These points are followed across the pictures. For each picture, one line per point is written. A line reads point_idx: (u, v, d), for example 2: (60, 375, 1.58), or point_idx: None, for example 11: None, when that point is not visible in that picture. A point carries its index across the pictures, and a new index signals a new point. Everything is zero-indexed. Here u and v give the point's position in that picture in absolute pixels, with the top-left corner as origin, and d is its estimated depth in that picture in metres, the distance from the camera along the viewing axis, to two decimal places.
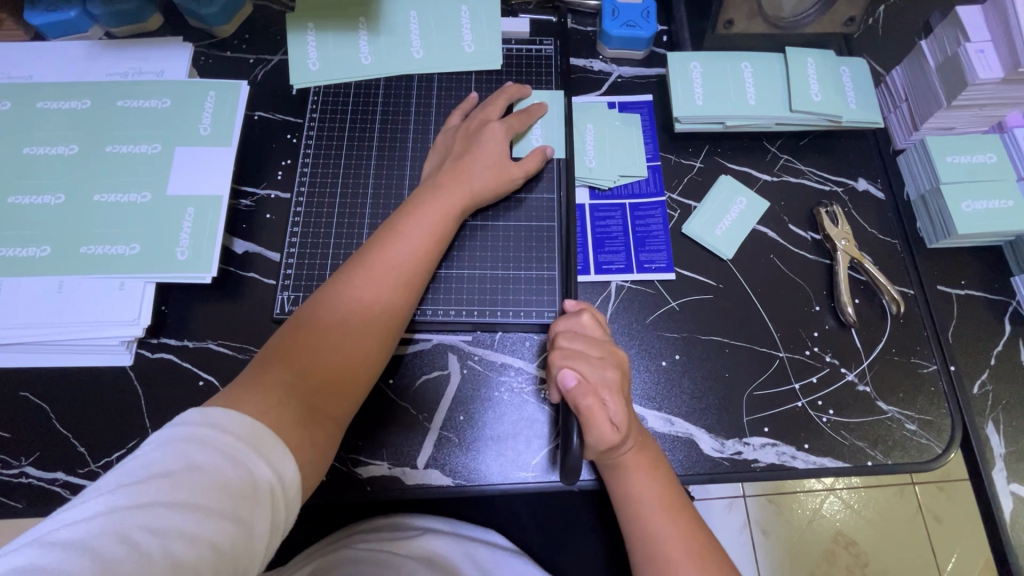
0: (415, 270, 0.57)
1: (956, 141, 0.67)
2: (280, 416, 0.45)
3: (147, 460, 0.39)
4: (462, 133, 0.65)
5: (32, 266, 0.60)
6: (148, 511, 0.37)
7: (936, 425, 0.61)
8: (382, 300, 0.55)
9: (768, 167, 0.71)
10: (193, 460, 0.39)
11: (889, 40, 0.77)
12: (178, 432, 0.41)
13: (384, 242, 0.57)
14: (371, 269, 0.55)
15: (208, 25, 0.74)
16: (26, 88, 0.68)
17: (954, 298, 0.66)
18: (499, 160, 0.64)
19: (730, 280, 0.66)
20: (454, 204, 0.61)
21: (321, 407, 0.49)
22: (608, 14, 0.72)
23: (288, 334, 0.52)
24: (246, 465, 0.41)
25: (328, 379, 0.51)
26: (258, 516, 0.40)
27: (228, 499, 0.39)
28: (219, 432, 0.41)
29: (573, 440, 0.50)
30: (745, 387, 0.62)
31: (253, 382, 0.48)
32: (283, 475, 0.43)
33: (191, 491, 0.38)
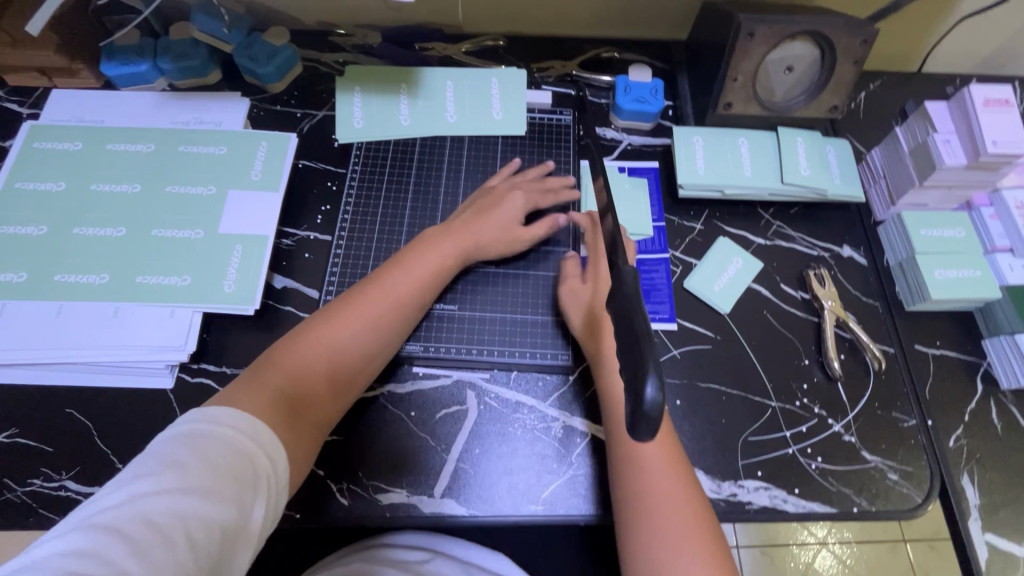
0: (412, 297, 0.63)
1: (929, 216, 0.75)
2: (272, 415, 0.51)
3: (157, 455, 0.44)
4: (496, 188, 0.73)
5: (92, 293, 0.66)
6: (166, 496, 0.42)
7: (916, 476, 0.66)
8: (378, 321, 0.60)
9: (762, 231, 0.78)
10: (199, 453, 0.44)
11: (869, 123, 0.87)
12: (184, 429, 0.46)
13: (388, 271, 0.63)
14: (369, 292, 0.61)
15: (262, 82, 0.83)
16: (97, 131, 0.76)
17: (930, 357, 0.72)
18: (512, 224, 0.70)
19: (727, 333, 0.72)
20: (460, 246, 0.67)
21: (307, 410, 0.55)
22: (621, 90, 0.81)
23: (286, 340, 0.57)
24: (247, 458, 0.47)
25: (319, 386, 0.56)
26: (255, 501, 0.45)
27: (232, 488, 0.44)
28: (223, 426, 0.47)
29: (649, 389, 0.35)
30: (740, 433, 0.67)
31: (246, 381, 0.53)
32: (276, 467, 0.49)
33: (201, 477, 0.43)
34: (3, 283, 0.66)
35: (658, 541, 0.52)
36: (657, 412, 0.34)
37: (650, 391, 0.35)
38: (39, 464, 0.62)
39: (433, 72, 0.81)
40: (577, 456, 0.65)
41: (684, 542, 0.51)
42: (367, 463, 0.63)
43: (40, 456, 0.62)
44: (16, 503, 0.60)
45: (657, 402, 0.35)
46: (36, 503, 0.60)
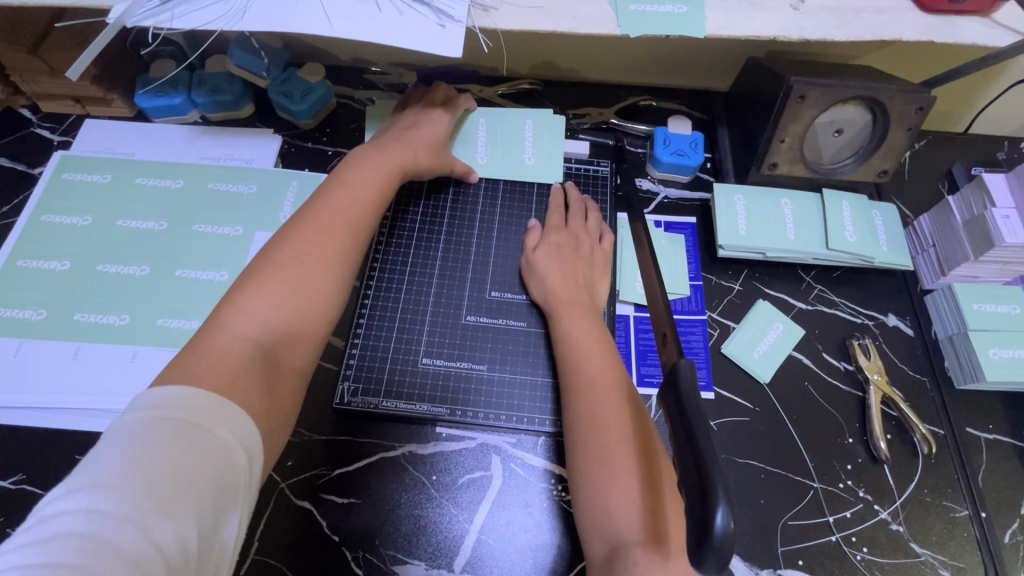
0: (363, 217, 0.61)
1: (981, 289, 0.72)
2: (242, 383, 0.46)
3: (109, 455, 0.39)
4: (406, 117, 0.73)
5: (112, 334, 0.64)
6: (127, 507, 0.36)
7: (968, 573, 0.62)
8: (331, 251, 0.56)
9: (803, 295, 0.75)
10: (155, 446, 0.39)
11: (916, 185, 0.84)
12: (137, 428, 0.40)
13: (329, 199, 0.60)
14: (320, 229, 0.57)
15: (295, 118, 0.81)
16: (127, 164, 0.74)
17: (982, 441, 0.68)
18: (439, 142, 0.72)
19: (766, 403, 0.68)
20: (400, 160, 0.68)
21: (278, 357, 0.51)
22: (660, 142, 0.79)
23: (233, 296, 0.52)
24: (215, 439, 0.41)
25: (287, 326, 0.52)
26: (233, 499, 0.41)
27: (203, 489, 0.39)
28: (180, 413, 0.41)
29: (719, 516, 0.32)
30: (779, 516, 0.63)
31: (187, 365, 0.46)
32: (247, 439, 0.44)
33: (165, 480, 0.38)
34: (22, 319, 0.64)
35: (601, 491, 0.53)
36: (728, 545, 0.31)
37: (719, 517, 0.32)
38: None
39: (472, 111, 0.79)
40: None
41: (625, 482, 0.53)
42: (386, 531, 0.60)
43: None
44: None
45: (727, 534, 0.31)
46: None
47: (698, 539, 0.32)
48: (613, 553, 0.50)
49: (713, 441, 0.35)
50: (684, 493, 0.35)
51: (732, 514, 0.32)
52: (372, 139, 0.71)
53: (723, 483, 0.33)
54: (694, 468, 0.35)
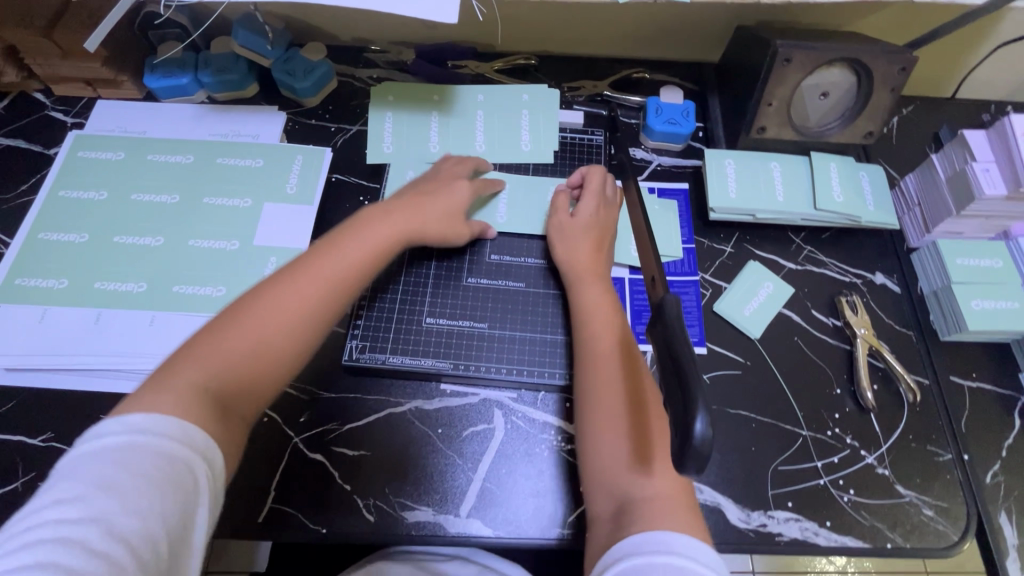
0: (352, 281, 0.59)
1: (965, 244, 0.74)
2: (190, 408, 0.46)
3: (72, 474, 0.41)
4: (432, 177, 0.72)
5: (129, 301, 0.67)
6: (96, 518, 0.39)
7: (951, 512, 0.64)
8: (308, 306, 0.56)
9: (793, 256, 0.78)
10: (113, 464, 0.41)
11: (903, 148, 0.86)
12: (100, 449, 0.42)
13: (322, 253, 0.59)
14: (304, 278, 0.57)
15: (299, 96, 0.84)
16: (139, 141, 0.77)
17: (966, 390, 0.71)
18: (461, 208, 0.70)
19: (757, 358, 0.71)
20: (404, 225, 0.65)
21: (232, 404, 0.50)
22: (652, 111, 0.81)
23: (212, 330, 0.53)
24: (170, 453, 0.43)
25: (247, 377, 0.52)
26: (198, 505, 0.43)
27: (166, 499, 0.41)
28: (142, 435, 0.43)
29: (699, 422, 0.35)
30: (770, 462, 0.66)
31: (164, 382, 0.48)
32: (208, 457, 0.45)
33: (129, 493, 0.40)
34: (45, 289, 0.67)
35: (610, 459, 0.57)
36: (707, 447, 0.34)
37: (698, 424, 0.35)
38: None
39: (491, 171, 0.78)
40: None
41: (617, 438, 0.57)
42: (395, 480, 0.63)
43: None
44: None
45: (707, 437, 0.34)
46: None
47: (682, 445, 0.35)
48: (620, 507, 0.54)
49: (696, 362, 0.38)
50: (670, 410, 0.38)
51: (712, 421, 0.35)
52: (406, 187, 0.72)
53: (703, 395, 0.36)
54: (678, 387, 0.38)
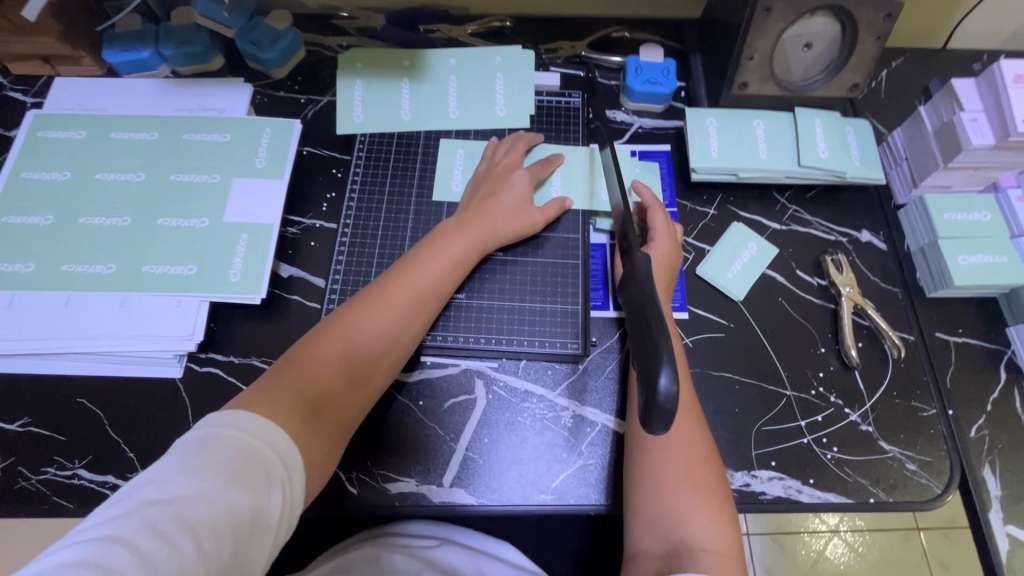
0: (426, 298, 0.62)
1: (952, 198, 0.72)
2: (287, 419, 0.51)
3: (173, 457, 0.45)
4: (491, 176, 0.71)
5: (98, 282, 0.66)
6: (177, 502, 0.42)
7: (935, 466, 0.64)
8: (388, 323, 0.59)
9: (778, 216, 0.76)
10: (212, 453, 0.45)
11: (891, 102, 0.83)
12: (199, 435, 0.46)
13: (403, 270, 0.62)
14: (385, 294, 0.60)
15: (266, 67, 0.81)
16: (101, 119, 0.75)
17: (952, 345, 0.70)
18: (522, 205, 0.69)
19: (741, 320, 0.70)
20: (474, 240, 0.66)
21: (326, 415, 0.54)
22: (632, 71, 0.79)
23: (308, 340, 0.58)
24: (261, 456, 0.47)
25: (338, 390, 0.56)
26: (270, 505, 0.45)
27: (247, 493, 0.44)
28: (236, 431, 0.47)
29: (663, 376, 0.34)
30: (753, 423, 0.66)
31: (267, 387, 0.53)
32: (292, 467, 0.49)
33: (211, 483, 0.43)
34: (11, 273, 0.66)
35: (668, 505, 0.53)
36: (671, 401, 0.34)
37: (664, 378, 0.34)
38: (52, 453, 0.62)
39: (542, 144, 0.76)
40: (588, 445, 0.64)
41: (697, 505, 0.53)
42: (376, 452, 0.63)
43: (52, 444, 0.63)
44: (30, 491, 0.61)
45: (671, 392, 0.34)
46: (49, 490, 0.61)
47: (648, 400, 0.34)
48: (674, 552, 0.51)
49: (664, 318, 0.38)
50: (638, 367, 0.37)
51: (677, 376, 0.35)
52: (468, 190, 0.72)
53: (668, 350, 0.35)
54: (646, 345, 0.37)
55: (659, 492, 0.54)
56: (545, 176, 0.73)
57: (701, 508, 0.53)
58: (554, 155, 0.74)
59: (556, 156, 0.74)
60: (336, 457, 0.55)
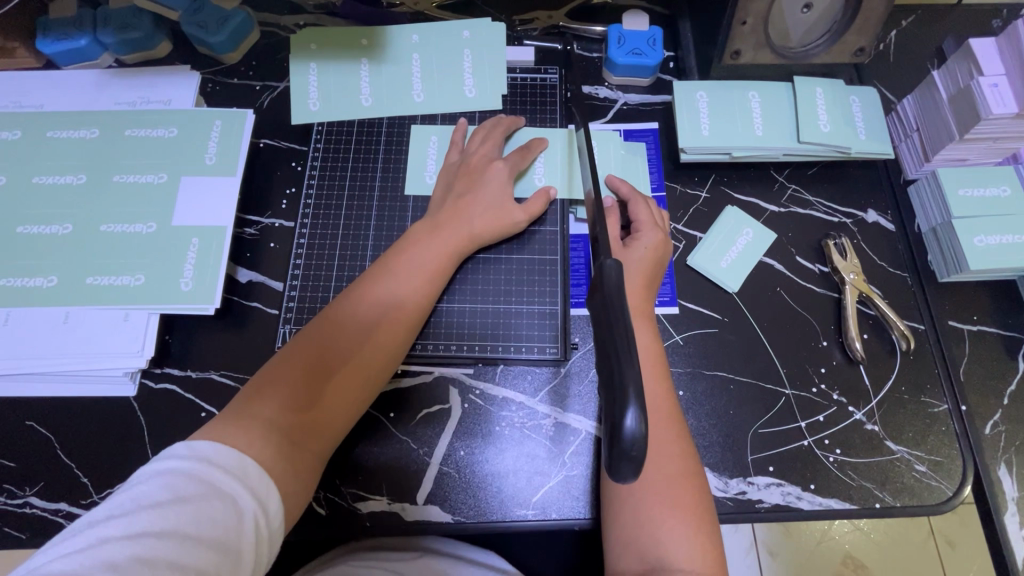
0: (407, 307, 0.57)
1: (968, 172, 0.66)
2: (263, 448, 0.46)
3: (139, 490, 0.40)
4: (465, 169, 0.65)
5: (40, 297, 0.61)
6: (138, 540, 0.37)
7: (946, 467, 0.60)
8: (367, 337, 0.55)
9: (776, 198, 0.70)
10: (180, 490, 0.40)
11: (901, 66, 0.76)
12: (167, 466, 0.41)
13: (379, 279, 0.58)
14: (361, 307, 0.56)
15: (215, 52, 0.74)
16: (37, 117, 0.69)
17: (965, 334, 0.65)
18: (502, 200, 0.63)
19: (735, 314, 0.65)
20: (454, 242, 0.61)
21: (305, 444, 0.49)
22: (614, 41, 0.71)
23: (281, 362, 0.52)
24: (232, 496, 0.41)
25: (317, 414, 0.51)
26: (242, 545, 0.41)
27: (217, 532, 0.39)
28: (207, 465, 0.42)
29: (629, 420, 0.34)
30: (750, 426, 0.61)
31: (237, 417, 0.47)
32: (265, 504, 0.44)
33: (178, 520, 0.39)
34: None
35: (646, 522, 0.49)
36: (638, 449, 0.34)
37: (630, 420, 0.34)
38: (1, 480, 0.59)
39: (523, 129, 0.70)
40: (570, 456, 0.60)
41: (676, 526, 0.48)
42: (344, 469, 0.59)
43: (2, 471, 0.59)
44: None
45: (637, 437, 0.34)
46: (1, 520, 0.57)
47: (613, 443, 0.34)
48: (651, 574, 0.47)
49: (632, 350, 0.36)
50: (603, 399, 0.36)
51: (644, 417, 0.34)
52: (440, 185, 0.65)
53: (635, 386, 0.34)
54: (611, 375, 0.36)
55: (637, 508, 0.49)
56: (526, 166, 0.67)
57: (680, 524, 0.48)
58: (536, 138, 0.68)
59: (538, 140, 0.68)
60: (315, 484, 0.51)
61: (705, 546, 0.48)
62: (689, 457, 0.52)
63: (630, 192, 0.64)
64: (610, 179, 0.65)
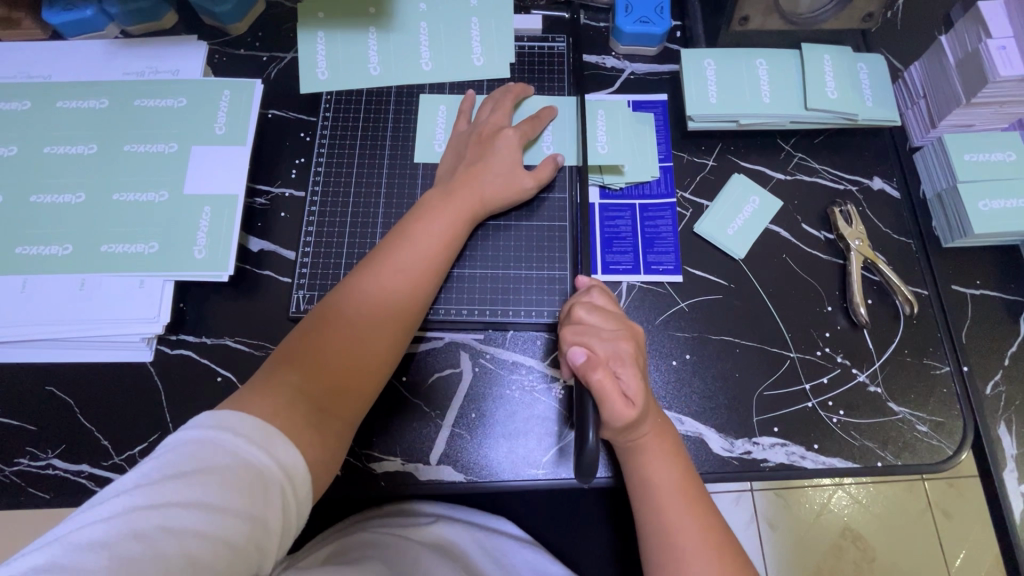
0: (423, 276, 0.58)
1: (974, 138, 0.66)
2: (287, 416, 0.47)
3: (163, 459, 0.41)
4: (474, 138, 0.65)
5: (57, 264, 0.62)
6: (164, 510, 0.38)
7: (947, 426, 0.61)
8: (386, 306, 0.56)
9: (782, 165, 0.70)
10: (203, 462, 0.41)
11: (909, 33, 0.75)
12: (189, 436, 0.42)
13: (395, 247, 0.58)
14: (379, 276, 0.56)
15: (221, 22, 0.74)
16: (45, 87, 0.69)
17: (968, 298, 0.66)
18: (513, 167, 0.64)
19: (742, 280, 0.66)
20: (466, 210, 0.61)
21: (331, 410, 0.51)
22: (621, 9, 0.71)
23: (302, 336, 0.53)
24: (256, 465, 0.42)
25: (340, 382, 0.52)
26: (269, 514, 0.42)
27: (241, 501, 0.40)
28: (228, 434, 0.43)
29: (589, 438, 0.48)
30: (755, 388, 0.62)
31: (263, 388, 0.49)
32: (291, 472, 0.44)
33: (201, 490, 0.39)
34: None
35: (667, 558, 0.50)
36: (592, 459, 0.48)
37: (589, 440, 0.48)
38: (24, 443, 0.60)
39: (532, 97, 0.70)
40: None
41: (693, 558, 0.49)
42: (361, 431, 0.60)
43: (24, 435, 0.60)
44: (5, 482, 0.59)
45: None
46: (25, 481, 0.59)
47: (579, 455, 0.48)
48: None
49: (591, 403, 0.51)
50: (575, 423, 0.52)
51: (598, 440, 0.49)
52: (450, 155, 0.66)
53: None
54: None
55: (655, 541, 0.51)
56: (536, 135, 0.67)
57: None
58: (544, 107, 0.68)
59: (546, 106, 0.68)
60: (344, 449, 0.52)
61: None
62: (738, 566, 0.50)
63: (607, 312, 0.57)
64: (591, 288, 0.59)
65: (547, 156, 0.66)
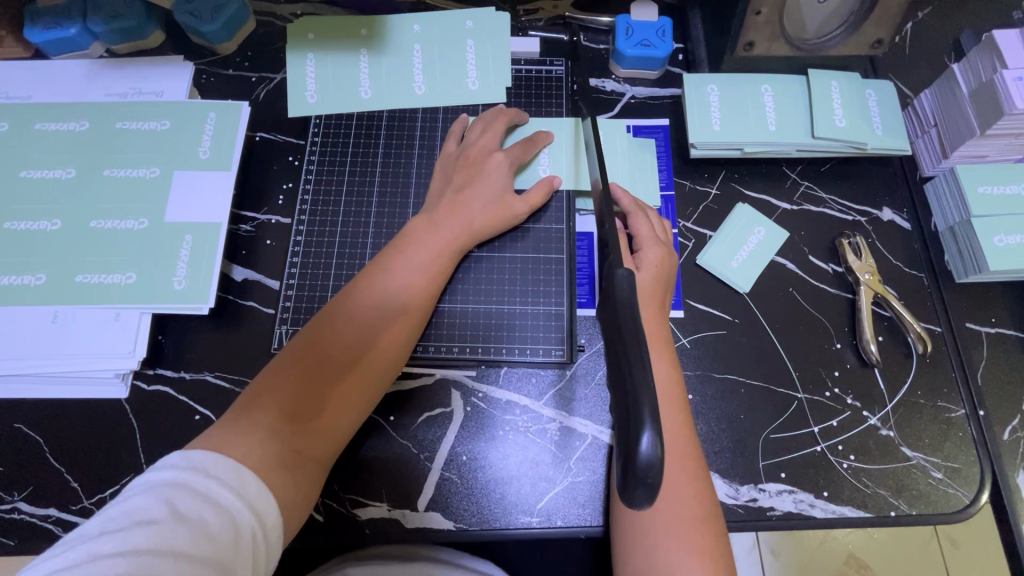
0: (408, 310, 0.55)
1: (987, 170, 0.64)
2: (261, 457, 0.44)
3: (130, 504, 0.38)
4: (462, 162, 0.63)
5: (28, 296, 0.59)
6: (129, 557, 0.35)
7: (963, 473, 0.58)
8: (374, 342, 0.53)
9: (788, 195, 0.68)
10: (175, 507, 0.38)
11: (916, 58, 0.73)
12: (162, 479, 0.40)
13: (376, 277, 0.56)
14: (360, 310, 0.54)
15: (209, 42, 0.71)
16: (23, 108, 0.66)
17: (983, 336, 0.63)
18: (502, 193, 0.61)
19: (747, 316, 0.63)
20: (452, 240, 0.59)
21: (304, 449, 0.48)
22: (622, 32, 0.69)
23: (279, 369, 0.50)
24: (229, 509, 0.40)
25: (317, 420, 0.49)
26: (241, 563, 0.39)
27: (214, 546, 0.38)
28: (205, 477, 0.40)
29: (644, 445, 0.33)
30: (761, 431, 0.59)
31: (233, 424, 0.46)
32: (263, 517, 0.42)
33: (173, 537, 0.37)
34: None
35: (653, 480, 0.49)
36: (653, 475, 0.33)
37: (644, 447, 0.33)
38: None
39: (528, 121, 0.67)
40: (577, 461, 0.58)
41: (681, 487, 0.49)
42: (345, 476, 0.57)
43: None
44: None
45: (653, 463, 0.33)
46: None
47: (629, 469, 0.33)
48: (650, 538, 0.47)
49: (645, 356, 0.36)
50: (617, 411, 0.36)
51: (660, 441, 0.33)
52: (436, 178, 0.64)
53: (650, 407, 0.34)
54: (625, 393, 0.35)
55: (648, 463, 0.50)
56: (530, 158, 0.65)
57: (687, 550, 0.46)
58: (539, 131, 0.66)
59: (515, 109, 0.67)
60: (317, 491, 0.49)
61: (712, 568, 0.46)
62: (704, 486, 0.50)
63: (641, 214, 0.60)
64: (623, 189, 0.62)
65: (542, 178, 0.64)
